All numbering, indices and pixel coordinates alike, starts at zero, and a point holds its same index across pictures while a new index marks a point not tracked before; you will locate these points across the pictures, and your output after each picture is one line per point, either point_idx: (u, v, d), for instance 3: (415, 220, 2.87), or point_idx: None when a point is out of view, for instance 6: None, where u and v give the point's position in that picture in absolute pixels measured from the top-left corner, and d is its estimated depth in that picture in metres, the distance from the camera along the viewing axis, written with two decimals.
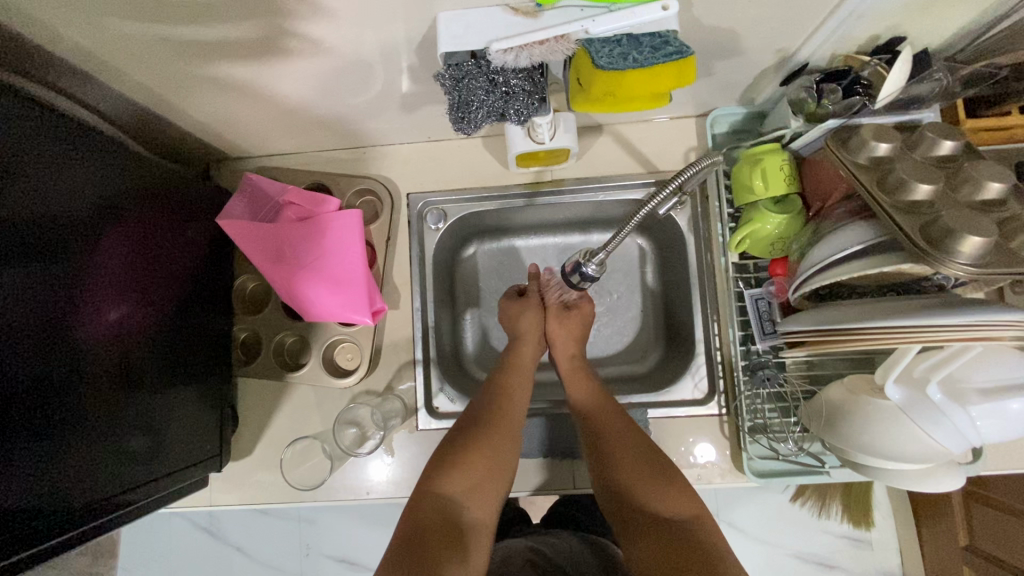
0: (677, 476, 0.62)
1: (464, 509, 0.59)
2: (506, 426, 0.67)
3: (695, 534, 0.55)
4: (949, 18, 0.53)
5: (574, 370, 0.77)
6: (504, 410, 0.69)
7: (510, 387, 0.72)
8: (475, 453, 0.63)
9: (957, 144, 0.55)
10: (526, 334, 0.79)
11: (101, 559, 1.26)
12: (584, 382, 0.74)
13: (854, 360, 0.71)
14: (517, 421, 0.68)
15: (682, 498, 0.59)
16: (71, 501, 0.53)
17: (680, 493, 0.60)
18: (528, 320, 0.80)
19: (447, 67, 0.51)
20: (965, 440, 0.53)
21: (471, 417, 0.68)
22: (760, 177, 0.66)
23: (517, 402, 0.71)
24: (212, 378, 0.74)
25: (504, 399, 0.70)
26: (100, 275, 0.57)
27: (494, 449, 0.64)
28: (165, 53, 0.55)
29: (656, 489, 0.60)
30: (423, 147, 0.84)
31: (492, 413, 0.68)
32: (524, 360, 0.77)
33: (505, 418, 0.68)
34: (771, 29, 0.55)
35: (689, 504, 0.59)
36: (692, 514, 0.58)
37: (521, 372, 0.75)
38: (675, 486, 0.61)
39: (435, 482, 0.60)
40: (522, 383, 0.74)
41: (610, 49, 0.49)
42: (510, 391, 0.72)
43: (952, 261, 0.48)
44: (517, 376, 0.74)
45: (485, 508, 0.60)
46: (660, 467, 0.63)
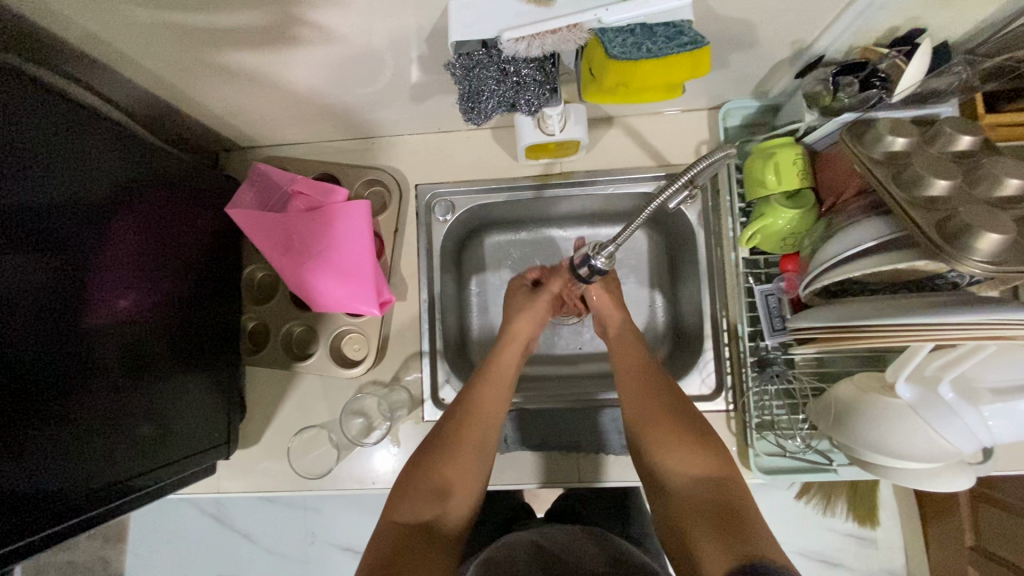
0: (707, 433, 0.63)
1: (435, 529, 0.58)
2: (475, 441, 0.65)
3: (721, 492, 0.56)
4: (970, 10, 0.52)
5: (619, 334, 0.76)
6: (473, 423, 0.66)
7: (482, 398, 0.69)
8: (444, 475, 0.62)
9: (975, 139, 0.54)
10: (517, 336, 0.77)
11: (111, 543, 1.28)
12: (632, 345, 0.74)
13: (863, 359, 0.70)
14: (487, 436, 0.66)
15: (709, 457, 0.60)
16: (83, 484, 0.54)
17: (706, 451, 0.61)
18: (523, 320, 0.78)
19: (458, 56, 0.50)
20: (976, 440, 0.53)
21: (437, 434, 0.66)
22: (772, 172, 0.66)
23: (489, 413, 0.68)
24: (221, 366, 0.75)
25: (474, 412, 0.67)
26: (111, 262, 0.58)
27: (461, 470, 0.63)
28: (175, 40, 0.55)
29: (683, 452, 0.61)
30: (432, 138, 0.83)
31: (460, 428, 0.66)
32: (504, 370, 0.73)
33: (475, 432, 0.66)
34: (787, 19, 0.55)
35: (716, 462, 0.60)
36: (720, 474, 0.58)
37: (498, 385, 0.71)
38: (704, 444, 0.61)
39: (401, 510, 0.59)
40: (496, 395, 0.70)
41: (624, 38, 0.48)
42: (483, 401, 0.69)
43: (969, 258, 0.46)
44: (492, 386, 0.70)
45: (454, 523, 0.60)
46: (693, 425, 0.63)
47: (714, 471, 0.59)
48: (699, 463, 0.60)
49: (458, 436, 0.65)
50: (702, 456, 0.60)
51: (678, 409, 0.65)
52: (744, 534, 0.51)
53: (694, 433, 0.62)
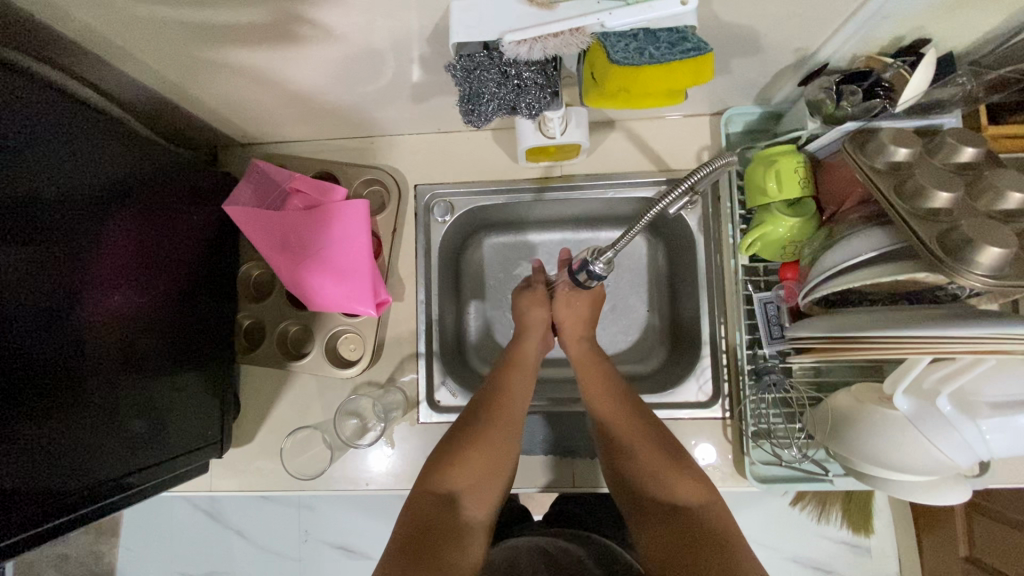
0: (689, 461, 0.63)
1: (464, 507, 0.59)
2: (507, 419, 0.66)
3: (710, 521, 0.56)
4: (976, 22, 0.52)
5: (586, 353, 0.76)
6: (504, 404, 0.68)
7: (511, 384, 0.71)
8: (477, 449, 0.63)
9: (978, 151, 0.53)
10: (533, 326, 0.79)
11: (103, 537, 1.27)
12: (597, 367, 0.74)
13: (862, 368, 0.69)
14: (517, 415, 0.67)
15: (694, 486, 0.60)
16: (74, 481, 0.53)
17: (689, 479, 0.60)
18: (536, 312, 0.79)
19: (458, 57, 0.50)
20: (974, 453, 0.52)
21: (466, 417, 0.67)
22: (773, 179, 0.65)
23: (518, 398, 0.69)
24: (214, 364, 0.74)
25: (502, 397, 0.69)
26: (104, 258, 0.57)
27: (493, 447, 0.64)
28: (173, 36, 0.54)
29: (667, 479, 0.60)
30: (433, 138, 0.83)
31: (489, 409, 0.67)
32: (529, 356, 0.76)
33: (505, 413, 0.67)
34: (791, 27, 0.54)
35: (701, 490, 0.59)
36: (700, 503, 0.58)
37: (525, 369, 0.73)
38: (687, 470, 0.61)
39: (436, 482, 0.60)
40: (524, 381, 0.72)
41: (626, 43, 0.47)
42: (512, 387, 0.70)
43: (969, 271, 0.46)
44: (518, 371, 0.73)
45: (482, 504, 0.60)
46: (674, 452, 0.63)
47: (699, 500, 0.58)
48: (683, 491, 0.59)
49: (489, 416, 0.66)
50: (686, 484, 0.60)
51: (654, 434, 0.65)
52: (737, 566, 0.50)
53: (675, 461, 0.62)
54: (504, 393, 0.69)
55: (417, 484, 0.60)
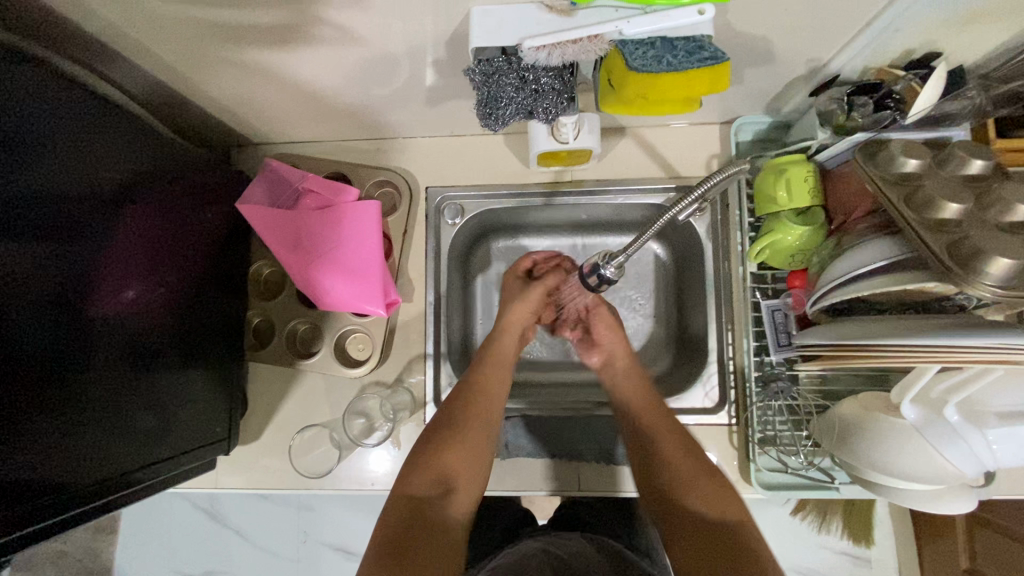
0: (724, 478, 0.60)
1: (443, 508, 0.58)
2: (480, 421, 0.66)
3: (742, 539, 0.53)
4: (986, 37, 0.53)
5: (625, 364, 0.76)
6: (477, 406, 0.67)
7: (484, 383, 0.70)
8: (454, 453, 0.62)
9: (987, 164, 0.54)
10: (512, 325, 0.78)
11: (101, 534, 1.27)
12: (638, 380, 0.73)
13: (869, 377, 0.69)
14: (490, 416, 0.67)
15: (728, 501, 0.57)
16: (77, 477, 0.53)
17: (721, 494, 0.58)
18: (518, 310, 0.79)
19: (477, 62, 0.51)
20: (980, 464, 0.52)
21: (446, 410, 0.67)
22: (784, 188, 0.66)
23: (491, 397, 0.69)
24: (222, 361, 0.74)
25: (475, 398, 0.68)
26: (116, 253, 0.58)
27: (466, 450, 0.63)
28: (195, 35, 0.55)
29: (702, 492, 0.58)
30: (444, 141, 0.84)
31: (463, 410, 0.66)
32: (503, 353, 0.75)
33: (478, 415, 0.66)
34: (805, 38, 0.55)
35: (735, 507, 0.57)
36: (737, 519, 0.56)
37: (498, 368, 0.72)
38: (721, 487, 0.59)
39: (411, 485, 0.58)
40: (500, 381, 0.71)
41: (644, 50, 0.48)
42: (485, 386, 0.70)
43: (979, 281, 0.47)
44: (492, 370, 0.72)
45: (461, 505, 0.59)
46: (707, 466, 0.61)
47: (732, 517, 0.56)
48: (717, 506, 0.57)
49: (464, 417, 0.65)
50: (723, 501, 0.57)
51: (688, 447, 0.63)
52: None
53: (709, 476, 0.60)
54: (478, 392, 0.69)
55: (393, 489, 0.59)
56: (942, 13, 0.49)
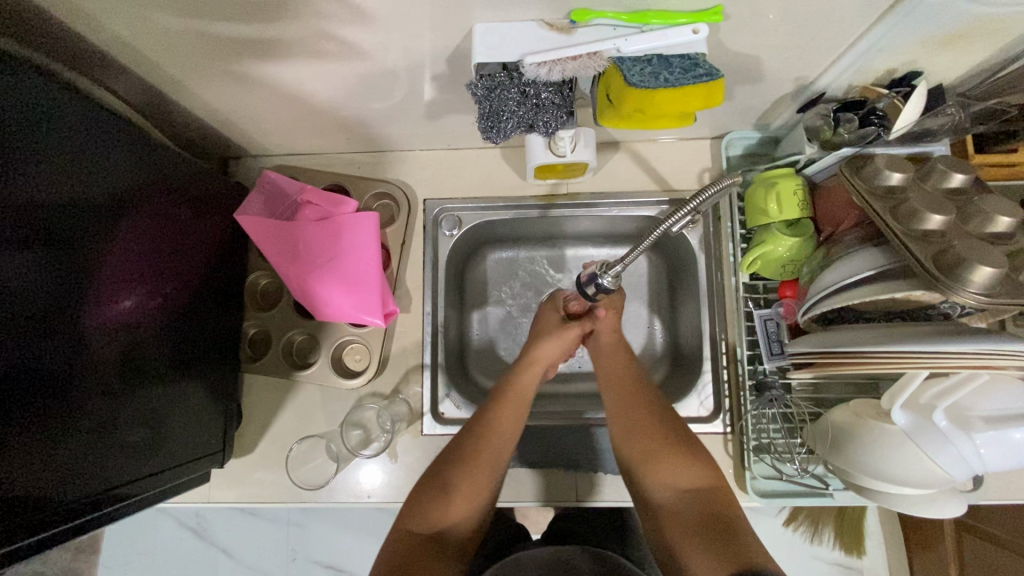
0: (697, 445, 0.64)
1: (440, 534, 0.59)
2: (497, 453, 0.65)
3: (711, 505, 0.58)
4: (963, 56, 0.56)
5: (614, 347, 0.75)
6: (491, 437, 0.65)
7: (500, 422, 0.67)
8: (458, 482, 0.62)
9: (967, 178, 0.57)
10: (539, 361, 0.74)
11: (83, 555, 1.23)
12: (622, 360, 0.73)
13: (859, 385, 0.71)
14: (501, 452, 0.65)
15: (700, 466, 0.62)
16: (69, 493, 0.52)
17: (697, 461, 0.62)
18: (548, 346, 0.75)
19: (479, 77, 0.52)
20: (969, 467, 0.54)
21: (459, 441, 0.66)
22: (774, 202, 0.68)
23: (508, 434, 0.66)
24: (216, 372, 0.74)
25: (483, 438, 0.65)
26: (113, 263, 0.57)
27: (481, 474, 0.63)
28: (201, 48, 0.56)
29: (675, 461, 0.62)
30: (442, 154, 0.85)
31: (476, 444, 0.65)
32: (524, 393, 0.71)
33: (490, 449, 0.65)
34: (793, 56, 0.57)
35: (708, 471, 0.62)
36: (708, 485, 0.60)
37: (518, 404, 0.69)
38: (694, 453, 0.63)
39: (418, 517, 0.60)
40: (515, 415, 0.68)
41: (642, 67, 0.50)
42: (500, 423, 0.67)
43: (963, 289, 0.49)
44: (511, 405, 0.69)
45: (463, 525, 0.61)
46: (680, 433, 0.65)
47: (703, 483, 0.60)
48: (687, 476, 0.61)
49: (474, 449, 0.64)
50: (689, 465, 0.62)
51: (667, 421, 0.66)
52: (732, 543, 0.53)
53: (684, 447, 0.63)
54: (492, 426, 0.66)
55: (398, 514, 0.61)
56: (922, 34, 0.52)
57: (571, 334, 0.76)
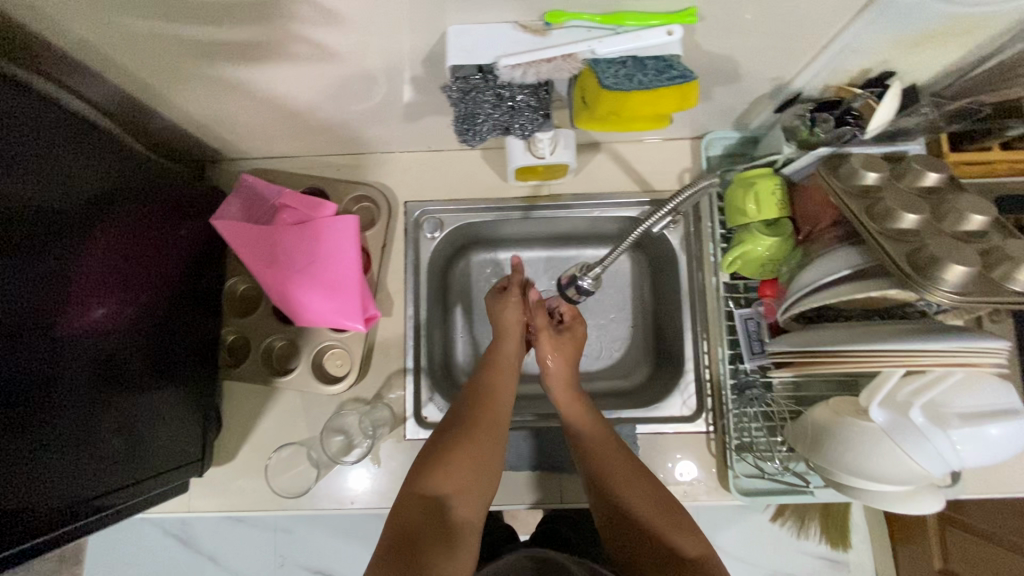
0: (683, 514, 0.59)
1: (452, 508, 0.57)
2: (493, 420, 0.66)
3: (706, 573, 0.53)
4: (935, 56, 0.56)
5: (563, 377, 0.74)
6: (488, 408, 0.67)
7: (493, 397, 0.69)
8: (463, 451, 0.61)
9: (941, 177, 0.57)
10: (507, 331, 0.76)
11: (66, 565, 1.21)
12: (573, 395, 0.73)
13: (838, 383, 0.71)
14: (500, 417, 0.67)
15: (689, 534, 0.57)
16: (45, 504, 0.51)
17: (685, 529, 0.57)
18: (510, 315, 0.77)
19: (455, 79, 0.51)
20: (946, 463, 0.54)
21: (457, 414, 0.66)
22: (752, 202, 0.68)
23: (501, 403, 0.68)
24: (194, 380, 0.72)
25: (479, 413, 0.66)
26: (86, 271, 0.56)
27: (483, 446, 0.63)
28: (169, 51, 0.55)
29: (666, 528, 0.57)
30: (423, 156, 0.84)
31: (474, 415, 0.65)
32: (509, 360, 0.74)
33: (487, 420, 0.65)
34: (769, 57, 0.57)
35: (698, 541, 0.56)
36: (701, 555, 0.55)
37: (504, 376, 0.72)
38: (680, 520, 0.58)
39: (421, 484, 0.58)
40: (508, 384, 0.71)
41: (617, 69, 0.49)
42: (495, 393, 0.69)
43: (937, 287, 0.49)
44: (500, 377, 0.71)
45: (471, 506, 0.58)
46: (664, 500, 0.60)
47: (694, 552, 0.55)
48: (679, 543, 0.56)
49: (474, 419, 0.65)
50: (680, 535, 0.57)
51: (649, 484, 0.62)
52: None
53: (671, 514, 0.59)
54: (489, 398, 0.68)
55: (403, 484, 0.58)
56: (895, 35, 0.52)
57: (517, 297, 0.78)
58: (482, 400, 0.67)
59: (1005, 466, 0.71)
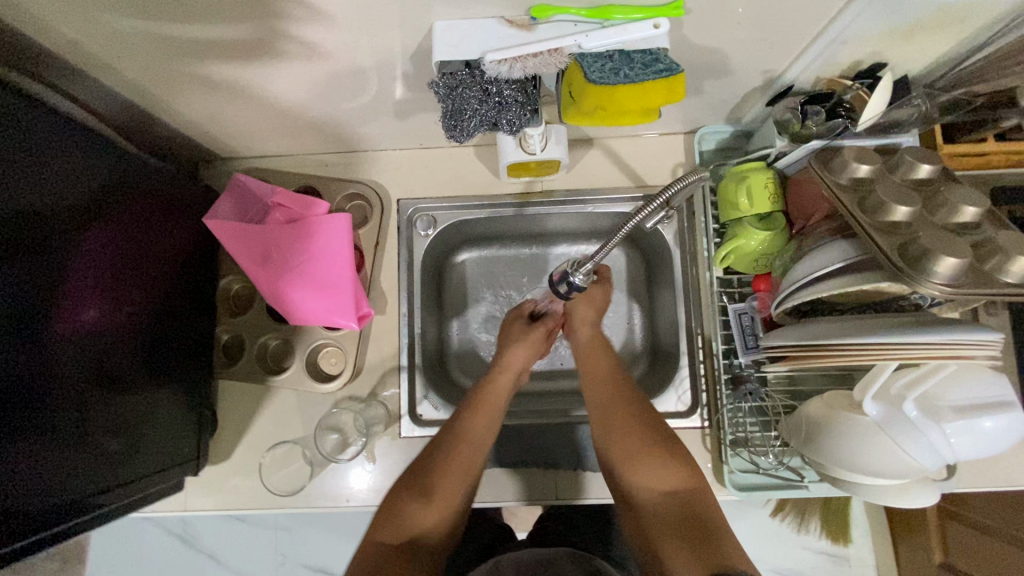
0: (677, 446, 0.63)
1: (415, 554, 0.57)
2: (466, 466, 0.64)
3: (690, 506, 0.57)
4: (926, 47, 0.56)
5: (590, 343, 0.75)
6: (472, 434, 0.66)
7: (471, 429, 0.67)
8: (432, 496, 0.61)
9: (935, 169, 0.57)
10: (511, 366, 0.75)
11: (68, 565, 1.22)
12: (601, 356, 0.73)
13: (833, 377, 0.71)
14: (473, 464, 0.64)
15: (679, 468, 0.61)
16: (39, 505, 0.51)
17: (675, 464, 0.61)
18: (518, 352, 0.76)
19: (441, 75, 0.52)
20: (940, 457, 0.54)
21: (428, 454, 0.65)
22: (745, 196, 0.68)
23: (478, 444, 0.66)
24: (189, 379, 0.73)
25: (460, 442, 0.65)
26: (82, 272, 0.56)
27: (459, 476, 0.63)
28: (157, 50, 0.55)
29: (660, 464, 0.61)
30: (416, 153, 0.84)
31: (449, 456, 0.63)
32: (495, 399, 0.71)
33: (463, 459, 0.64)
34: (759, 50, 0.57)
35: (687, 473, 0.60)
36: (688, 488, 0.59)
37: (488, 411, 0.69)
38: (673, 456, 0.62)
39: (387, 532, 0.58)
40: (488, 425, 0.68)
41: (603, 63, 0.50)
42: (471, 431, 0.66)
43: (928, 281, 0.49)
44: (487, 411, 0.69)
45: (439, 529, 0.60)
46: (662, 435, 0.64)
47: (683, 484, 0.60)
48: (670, 478, 0.60)
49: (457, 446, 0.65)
50: (670, 470, 0.61)
51: (649, 421, 0.65)
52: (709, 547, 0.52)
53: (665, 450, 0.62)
54: (472, 421, 0.68)
55: (381, 512, 0.60)
56: (885, 25, 0.52)
57: (535, 338, 0.78)
58: (456, 441, 0.65)
59: (1004, 459, 0.70)
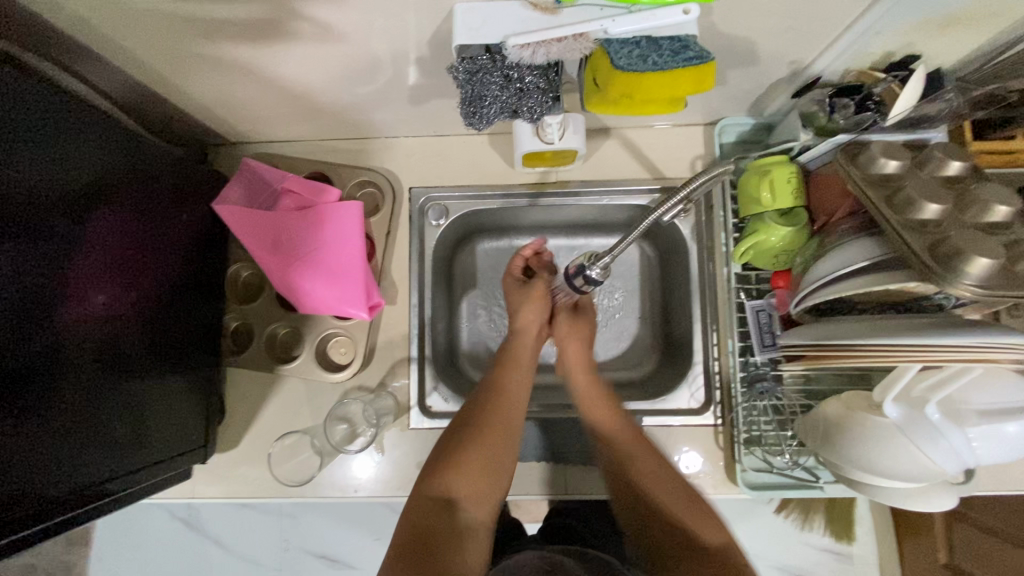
0: (701, 498, 0.60)
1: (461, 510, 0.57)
2: (505, 425, 0.64)
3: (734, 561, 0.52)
4: (962, 39, 0.54)
5: (587, 381, 0.74)
6: (498, 409, 0.66)
7: (510, 386, 0.69)
8: (473, 455, 0.61)
9: (964, 166, 0.55)
10: (526, 329, 0.76)
11: (75, 546, 1.23)
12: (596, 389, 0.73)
13: (849, 377, 0.70)
14: (515, 424, 0.65)
15: (713, 521, 0.56)
16: (46, 489, 0.51)
17: (704, 516, 0.57)
18: (530, 311, 0.77)
19: (461, 60, 0.50)
20: (962, 461, 0.53)
21: (465, 414, 0.66)
22: (768, 190, 0.66)
23: (516, 401, 0.68)
24: (198, 365, 0.72)
25: (499, 403, 0.66)
26: (90, 256, 0.56)
27: (499, 440, 0.63)
28: (167, 29, 0.53)
29: (691, 516, 0.57)
30: (428, 141, 0.83)
31: (488, 415, 0.65)
32: (524, 356, 0.73)
33: (501, 420, 0.65)
34: (788, 39, 0.55)
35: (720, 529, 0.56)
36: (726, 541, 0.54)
37: (520, 368, 0.71)
38: (703, 508, 0.58)
39: (432, 489, 0.58)
40: (522, 380, 0.70)
41: (630, 49, 0.48)
42: (510, 391, 0.68)
43: (960, 281, 0.47)
44: (518, 374, 0.70)
45: (482, 507, 0.58)
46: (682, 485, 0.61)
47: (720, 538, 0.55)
48: (708, 530, 0.55)
49: (482, 422, 0.64)
50: (704, 522, 0.56)
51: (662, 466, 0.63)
52: None
53: (692, 500, 0.59)
54: (503, 398, 0.67)
55: (413, 489, 0.59)
56: (921, 15, 0.50)
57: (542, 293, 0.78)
58: (495, 401, 0.67)
59: (1020, 464, 0.69)
